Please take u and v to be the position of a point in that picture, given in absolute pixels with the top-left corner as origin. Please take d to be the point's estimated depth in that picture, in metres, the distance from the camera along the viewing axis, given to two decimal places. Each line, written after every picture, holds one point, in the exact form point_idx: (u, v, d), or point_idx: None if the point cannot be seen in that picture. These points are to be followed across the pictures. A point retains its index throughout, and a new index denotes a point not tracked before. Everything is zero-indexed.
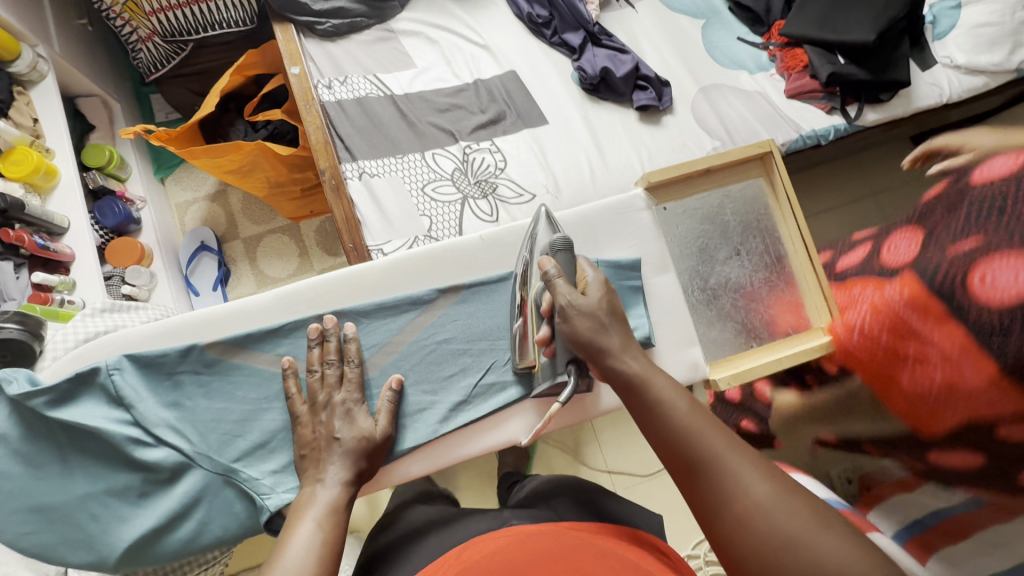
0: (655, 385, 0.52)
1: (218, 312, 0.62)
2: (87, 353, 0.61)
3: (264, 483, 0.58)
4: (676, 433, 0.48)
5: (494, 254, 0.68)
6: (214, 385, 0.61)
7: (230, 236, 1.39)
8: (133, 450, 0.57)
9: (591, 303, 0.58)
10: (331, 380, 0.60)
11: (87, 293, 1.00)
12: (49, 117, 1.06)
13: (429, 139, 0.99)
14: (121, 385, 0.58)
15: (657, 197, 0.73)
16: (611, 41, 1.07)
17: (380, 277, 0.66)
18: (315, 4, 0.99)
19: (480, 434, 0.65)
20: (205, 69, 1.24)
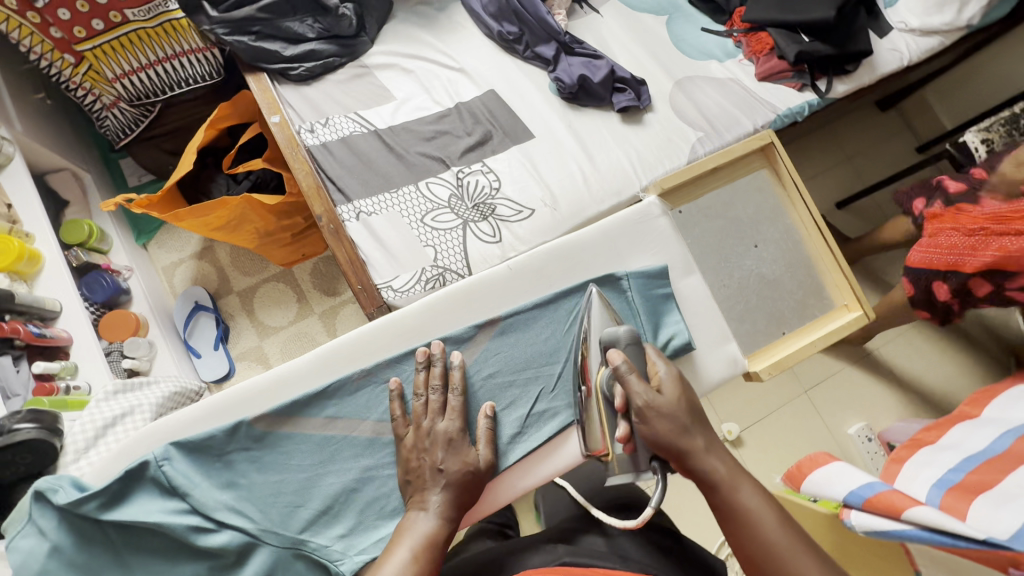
0: (738, 495, 0.55)
1: (261, 384, 0.61)
2: (130, 450, 0.59)
3: (336, 548, 0.58)
4: (766, 550, 0.51)
5: (525, 280, 0.68)
6: (265, 458, 0.59)
7: (223, 292, 1.36)
8: (196, 538, 0.54)
9: (667, 405, 0.56)
10: (435, 407, 0.60)
11: (92, 374, 0.97)
12: (23, 200, 1.03)
13: (420, 170, 0.99)
14: (172, 474, 0.55)
15: (670, 202, 0.74)
16: (583, 48, 1.08)
17: (417, 322, 0.65)
18: (285, 50, 0.98)
19: (541, 462, 0.66)
20: (175, 128, 1.22)
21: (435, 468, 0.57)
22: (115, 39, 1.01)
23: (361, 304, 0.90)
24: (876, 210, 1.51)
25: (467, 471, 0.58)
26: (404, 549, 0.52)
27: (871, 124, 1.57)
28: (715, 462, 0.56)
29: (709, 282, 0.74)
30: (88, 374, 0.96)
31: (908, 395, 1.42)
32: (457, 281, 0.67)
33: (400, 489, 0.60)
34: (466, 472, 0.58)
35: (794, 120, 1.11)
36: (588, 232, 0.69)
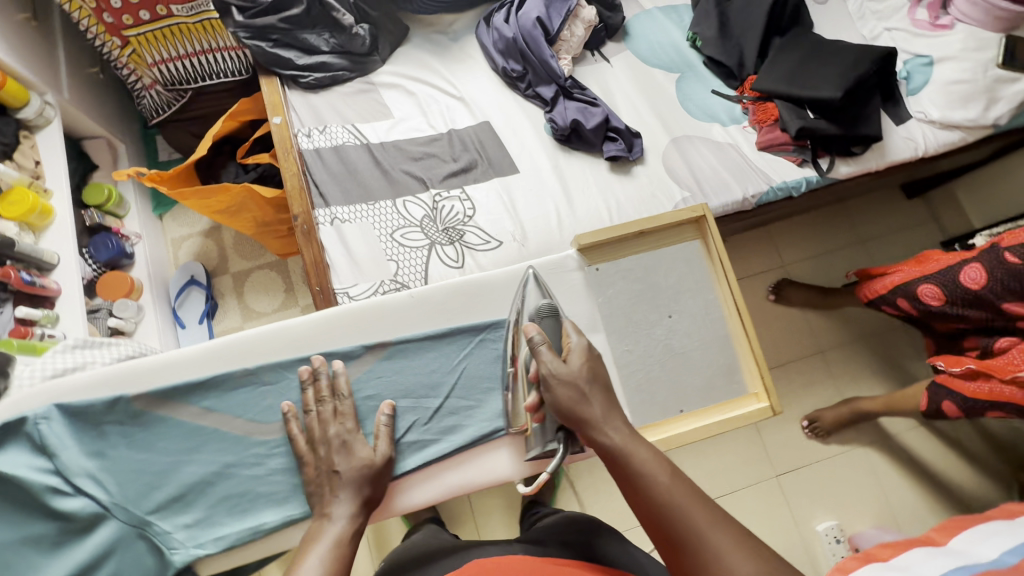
0: (637, 458, 0.56)
1: (144, 364, 0.63)
2: (19, 401, 0.61)
3: (176, 537, 0.59)
4: (664, 506, 0.53)
5: (423, 312, 0.70)
6: (140, 435, 0.61)
7: (220, 271, 1.43)
8: (51, 499, 0.56)
9: (569, 372, 0.60)
10: (328, 416, 0.62)
11: (71, 327, 1.05)
12: (51, 160, 1.13)
13: (401, 187, 1.02)
14: (47, 434, 0.58)
15: (589, 257, 0.74)
16: (582, 95, 1.09)
17: (307, 333, 0.66)
18: (299, 59, 1.04)
19: (413, 488, 0.66)
20: (202, 116, 1.30)
21: (333, 471, 0.60)
22: (159, 29, 1.12)
23: (313, 304, 0.93)
24: None
25: (367, 469, 0.60)
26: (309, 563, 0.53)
27: (892, 210, 1.50)
28: (606, 423, 0.59)
29: (612, 346, 0.73)
30: (66, 326, 1.05)
31: (890, 504, 1.32)
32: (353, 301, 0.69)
33: (302, 492, 0.62)
34: (362, 474, 0.60)
35: (788, 195, 1.08)
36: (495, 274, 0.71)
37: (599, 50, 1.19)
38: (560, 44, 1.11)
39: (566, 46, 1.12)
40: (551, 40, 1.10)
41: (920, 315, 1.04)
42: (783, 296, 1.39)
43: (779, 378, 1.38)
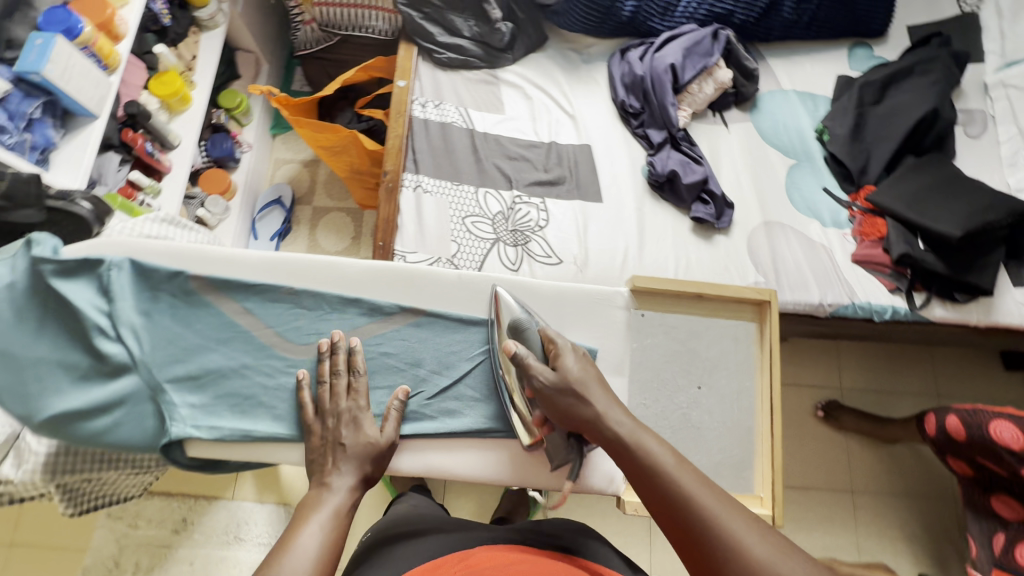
0: (646, 448, 0.57)
1: (209, 252, 0.67)
2: (101, 244, 0.65)
3: (180, 411, 0.61)
4: (678, 495, 0.53)
5: (464, 295, 0.71)
6: (184, 311, 0.64)
7: (304, 200, 1.53)
8: (95, 336, 0.59)
9: (560, 381, 0.61)
10: (341, 390, 0.64)
11: (166, 202, 1.15)
12: (205, 58, 1.25)
13: (488, 178, 1.06)
14: (114, 280, 0.60)
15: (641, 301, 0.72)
16: (690, 149, 1.08)
17: (355, 275, 0.69)
18: (440, 36, 1.11)
19: (404, 453, 0.67)
20: (340, 61, 1.40)
21: (337, 444, 0.61)
22: None
23: (371, 255, 0.98)
24: (935, 463, 1.31)
25: (369, 448, 0.62)
26: (313, 529, 0.55)
27: (980, 373, 1.37)
28: (614, 418, 0.60)
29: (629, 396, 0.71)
30: (163, 202, 1.15)
31: None
32: (404, 264, 0.71)
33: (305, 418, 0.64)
34: (365, 450, 0.61)
35: (867, 317, 1.02)
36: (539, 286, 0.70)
37: (721, 113, 1.17)
38: (685, 96, 1.11)
39: (690, 98, 1.11)
40: (677, 89, 1.09)
41: (971, 444, 0.94)
42: (834, 417, 1.30)
43: (795, 501, 1.28)
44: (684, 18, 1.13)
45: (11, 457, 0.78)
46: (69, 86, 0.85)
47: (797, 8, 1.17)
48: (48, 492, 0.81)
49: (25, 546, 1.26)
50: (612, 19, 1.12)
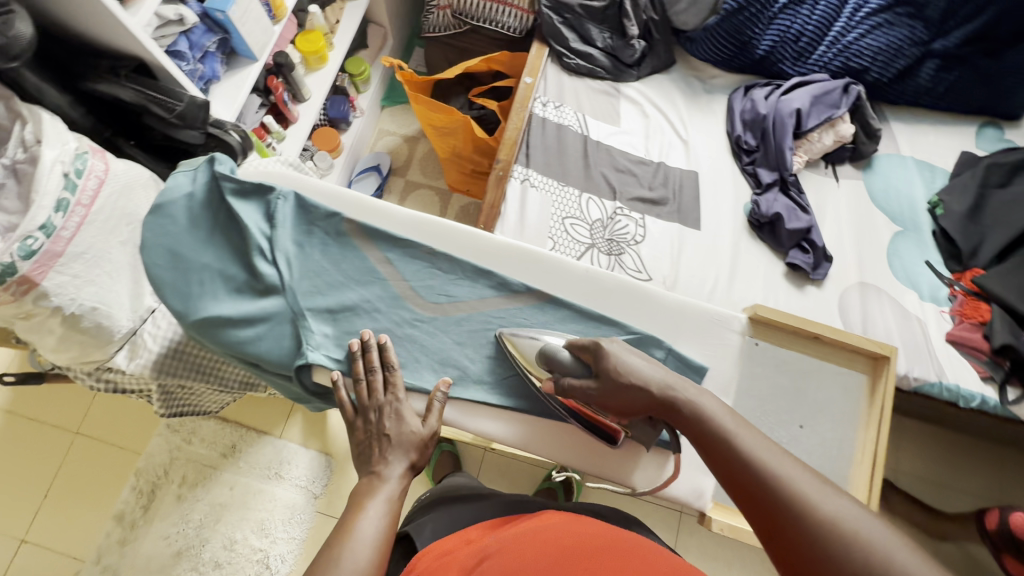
0: (701, 410, 0.50)
1: (366, 201, 0.66)
2: (275, 176, 0.66)
3: (317, 337, 0.59)
4: (734, 455, 0.46)
5: (605, 294, 0.63)
6: (334, 250, 0.62)
7: (399, 172, 1.59)
8: (255, 255, 0.60)
9: (607, 385, 0.53)
10: (378, 389, 0.57)
11: (287, 148, 1.21)
12: (346, 24, 1.32)
13: (593, 185, 1.08)
14: (279, 209, 0.62)
15: (757, 331, 0.62)
16: (799, 196, 1.07)
17: (495, 249, 0.64)
18: (573, 42, 1.14)
19: (489, 422, 0.62)
20: (464, 49, 1.46)
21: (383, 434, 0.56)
22: None
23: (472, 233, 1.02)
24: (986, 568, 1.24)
25: (413, 438, 0.56)
26: (376, 505, 0.50)
27: None
28: (670, 385, 0.53)
29: None
30: (286, 148, 1.21)
31: None
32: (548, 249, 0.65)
33: None
34: (410, 442, 0.55)
35: (950, 400, 0.98)
36: (691, 301, 0.63)
37: (834, 166, 1.16)
38: (803, 142, 1.10)
39: (807, 146, 1.10)
40: (797, 134, 1.09)
41: None
42: (885, 496, 1.26)
43: None
44: (818, 66, 1.12)
45: (123, 349, 0.84)
46: (243, 29, 0.93)
47: (934, 76, 1.15)
48: (148, 388, 0.88)
49: (89, 437, 1.35)
50: (745, 54, 1.13)
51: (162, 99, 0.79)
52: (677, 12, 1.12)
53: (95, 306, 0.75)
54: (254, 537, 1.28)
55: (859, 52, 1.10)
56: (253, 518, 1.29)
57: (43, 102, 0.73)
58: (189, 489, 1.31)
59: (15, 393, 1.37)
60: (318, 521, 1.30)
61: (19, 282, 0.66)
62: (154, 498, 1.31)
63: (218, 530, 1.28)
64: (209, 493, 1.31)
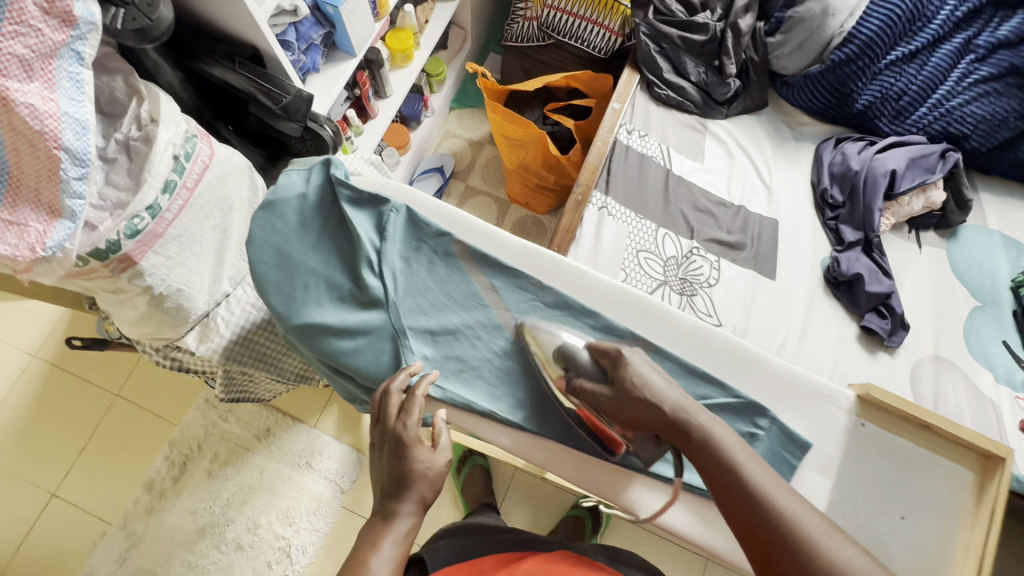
0: (713, 441, 0.49)
1: (473, 222, 0.64)
2: (390, 186, 0.66)
3: (415, 358, 0.58)
4: (745, 491, 0.46)
5: (710, 353, 0.60)
6: (440, 270, 0.61)
7: (460, 176, 1.58)
8: (362, 266, 0.60)
9: (622, 391, 0.52)
10: (394, 409, 0.54)
11: (363, 143, 1.21)
12: (434, 25, 1.32)
13: (670, 221, 1.06)
14: (391, 222, 0.61)
15: (862, 412, 0.59)
16: (882, 259, 1.04)
17: (600, 289, 0.62)
18: (667, 73, 1.13)
19: (582, 470, 0.59)
20: (544, 62, 1.44)
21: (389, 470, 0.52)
22: None
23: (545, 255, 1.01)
24: None
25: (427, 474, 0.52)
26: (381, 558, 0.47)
27: None
28: (683, 408, 0.51)
29: None
30: (362, 143, 1.20)
31: None
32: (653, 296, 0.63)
33: None
34: (422, 479, 0.52)
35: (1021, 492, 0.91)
36: (800, 373, 0.60)
37: (919, 232, 1.12)
38: (892, 204, 1.06)
39: (896, 209, 1.06)
40: (888, 195, 1.05)
41: None
42: None
43: None
44: (916, 127, 1.08)
45: (194, 330, 0.83)
46: (350, 26, 0.93)
47: None
48: (212, 371, 0.87)
49: (127, 401, 1.36)
50: (843, 106, 1.11)
51: (269, 88, 0.78)
52: (780, 56, 1.10)
53: (180, 288, 0.75)
54: (278, 524, 1.28)
55: (960, 119, 1.05)
56: (278, 505, 1.29)
57: (157, 79, 0.74)
58: (219, 466, 1.32)
59: (61, 348, 1.38)
60: (343, 517, 1.29)
61: (121, 259, 0.66)
62: (185, 470, 1.31)
63: (243, 512, 1.28)
64: (238, 474, 1.31)
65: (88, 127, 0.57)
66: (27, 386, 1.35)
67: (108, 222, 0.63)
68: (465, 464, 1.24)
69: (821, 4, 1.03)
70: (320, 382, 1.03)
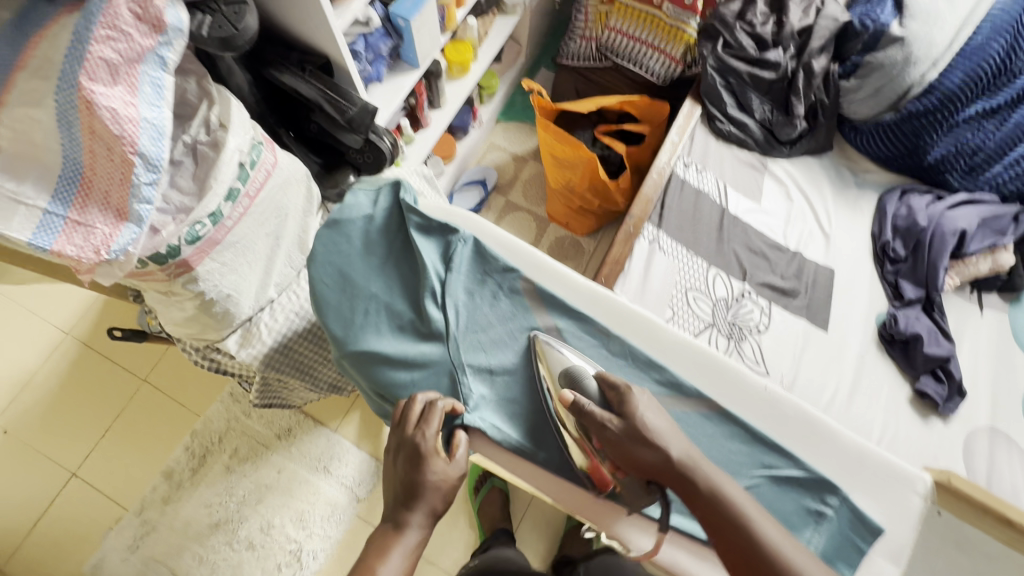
0: (723, 494, 0.48)
1: (538, 259, 0.63)
2: (457, 215, 0.64)
3: (473, 397, 0.56)
4: (755, 547, 0.46)
5: (780, 421, 0.57)
6: (504, 306, 0.59)
7: (501, 190, 1.56)
8: (426, 296, 0.58)
9: (633, 429, 0.50)
10: (415, 416, 0.53)
11: (413, 153, 1.19)
12: (493, 38, 1.30)
13: (723, 261, 1.03)
14: (457, 252, 0.59)
15: (941, 499, 0.55)
16: (943, 320, 1.00)
17: (667, 340, 0.60)
18: (730, 108, 1.10)
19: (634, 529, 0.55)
20: (598, 83, 1.42)
21: (403, 482, 0.53)
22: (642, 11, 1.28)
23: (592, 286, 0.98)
24: None
25: (440, 485, 0.52)
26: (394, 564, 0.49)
27: None
28: (690, 457, 0.50)
29: None
30: (411, 152, 1.19)
31: None
32: (722, 353, 0.60)
33: None
34: (434, 490, 0.52)
35: None
36: (876, 451, 0.56)
37: (981, 294, 1.06)
38: (957, 264, 1.01)
39: (961, 269, 1.01)
40: (954, 254, 1.01)
41: None
42: None
43: None
44: (989, 185, 1.03)
45: (235, 333, 0.81)
46: (417, 39, 0.92)
47: None
48: (250, 375, 0.86)
49: (154, 387, 1.36)
50: (913, 157, 1.06)
51: (336, 98, 0.76)
52: (851, 101, 1.07)
53: (230, 294, 0.74)
54: (292, 527, 1.26)
55: None
56: (294, 507, 1.28)
57: (227, 82, 0.73)
58: (238, 462, 1.31)
59: (94, 329, 1.38)
60: (356, 526, 1.27)
61: (179, 264, 0.66)
62: (204, 463, 1.31)
63: (258, 511, 1.27)
64: (256, 472, 1.30)
65: (163, 132, 0.55)
66: (58, 363, 1.36)
67: (171, 227, 0.62)
68: (483, 485, 1.19)
69: (904, 51, 0.99)
70: (351, 392, 1.02)
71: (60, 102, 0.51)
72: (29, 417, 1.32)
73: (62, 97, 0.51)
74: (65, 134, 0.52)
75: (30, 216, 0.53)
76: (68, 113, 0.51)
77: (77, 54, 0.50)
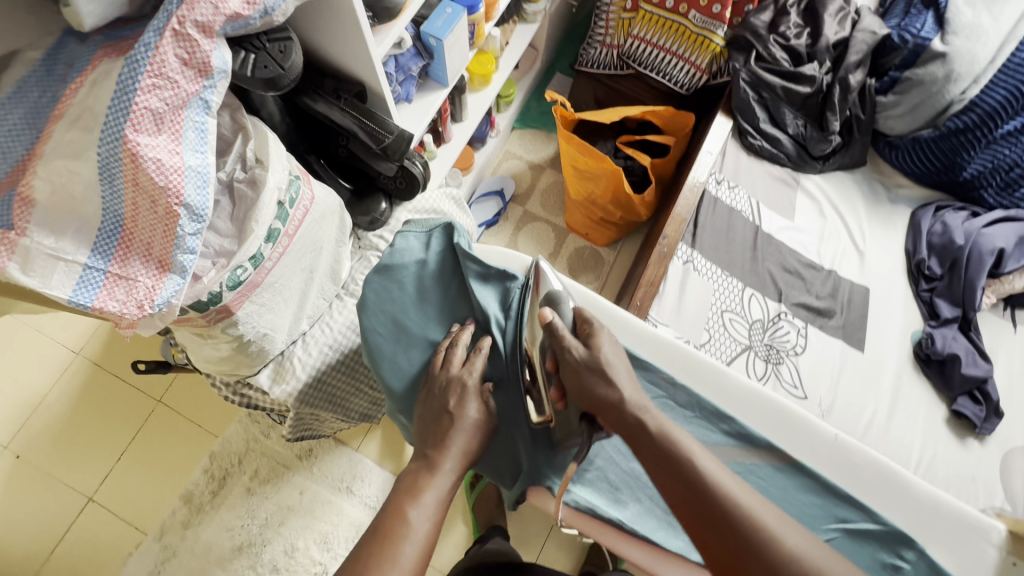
0: (673, 440, 0.54)
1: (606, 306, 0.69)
2: (514, 260, 0.72)
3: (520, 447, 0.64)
4: (703, 487, 0.50)
5: (848, 471, 0.59)
6: None
7: (519, 200, 1.53)
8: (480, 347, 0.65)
9: (595, 355, 0.58)
10: (457, 357, 0.62)
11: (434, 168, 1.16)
12: (514, 46, 1.26)
13: (758, 282, 1.01)
14: (514, 298, 0.67)
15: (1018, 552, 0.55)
16: (979, 339, 0.98)
17: (734, 391, 0.64)
18: (763, 123, 1.08)
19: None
20: (619, 91, 1.39)
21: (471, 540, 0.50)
22: (667, 18, 1.22)
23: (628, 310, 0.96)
24: None
25: (471, 424, 0.59)
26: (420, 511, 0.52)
27: None
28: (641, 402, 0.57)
29: None
30: (433, 167, 1.16)
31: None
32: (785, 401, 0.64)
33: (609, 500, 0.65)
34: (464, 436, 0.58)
35: None
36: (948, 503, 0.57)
37: (1015, 310, 1.02)
38: (994, 282, 1.00)
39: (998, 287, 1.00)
40: (990, 273, 1.00)
41: None
42: None
43: None
44: None
45: (269, 368, 0.79)
46: (449, 58, 0.88)
47: None
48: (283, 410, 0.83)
49: (169, 407, 1.33)
50: (948, 173, 1.05)
51: (374, 127, 0.73)
52: (888, 116, 1.06)
53: (266, 333, 0.71)
54: (315, 549, 1.24)
55: None
56: (316, 529, 1.26)
57: (260, 112, 0.70)
58: (259, 484, 1.29)
59: (106, 349, 1.35)
60: None
61: (219, 310, 0.64)
62: (223, 485, 1.28)
63: (280, 533, 1.25)
64: (278, 493, 1.28)
65: (208, 179, 0.52)
66: (69, 385, 1.32)
67: (212, 273, 0.60)
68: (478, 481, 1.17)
69: (945, 68, 0.98)
70: (382, 417, 1.00)
71: (104, 156, 0.48)
72: (41, 441, 1.29)
73: (105, 150, 0.48)
74: (106, 184, 0.49)
75: (69, 272, 0.49)
76: (112, 166, 0.48)
77: (123, 105, 0.47)
